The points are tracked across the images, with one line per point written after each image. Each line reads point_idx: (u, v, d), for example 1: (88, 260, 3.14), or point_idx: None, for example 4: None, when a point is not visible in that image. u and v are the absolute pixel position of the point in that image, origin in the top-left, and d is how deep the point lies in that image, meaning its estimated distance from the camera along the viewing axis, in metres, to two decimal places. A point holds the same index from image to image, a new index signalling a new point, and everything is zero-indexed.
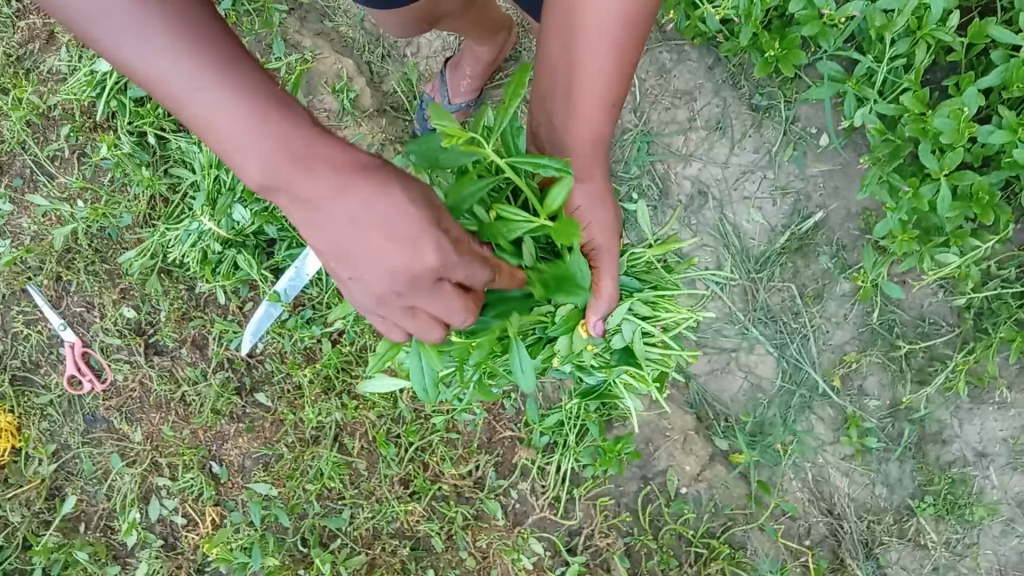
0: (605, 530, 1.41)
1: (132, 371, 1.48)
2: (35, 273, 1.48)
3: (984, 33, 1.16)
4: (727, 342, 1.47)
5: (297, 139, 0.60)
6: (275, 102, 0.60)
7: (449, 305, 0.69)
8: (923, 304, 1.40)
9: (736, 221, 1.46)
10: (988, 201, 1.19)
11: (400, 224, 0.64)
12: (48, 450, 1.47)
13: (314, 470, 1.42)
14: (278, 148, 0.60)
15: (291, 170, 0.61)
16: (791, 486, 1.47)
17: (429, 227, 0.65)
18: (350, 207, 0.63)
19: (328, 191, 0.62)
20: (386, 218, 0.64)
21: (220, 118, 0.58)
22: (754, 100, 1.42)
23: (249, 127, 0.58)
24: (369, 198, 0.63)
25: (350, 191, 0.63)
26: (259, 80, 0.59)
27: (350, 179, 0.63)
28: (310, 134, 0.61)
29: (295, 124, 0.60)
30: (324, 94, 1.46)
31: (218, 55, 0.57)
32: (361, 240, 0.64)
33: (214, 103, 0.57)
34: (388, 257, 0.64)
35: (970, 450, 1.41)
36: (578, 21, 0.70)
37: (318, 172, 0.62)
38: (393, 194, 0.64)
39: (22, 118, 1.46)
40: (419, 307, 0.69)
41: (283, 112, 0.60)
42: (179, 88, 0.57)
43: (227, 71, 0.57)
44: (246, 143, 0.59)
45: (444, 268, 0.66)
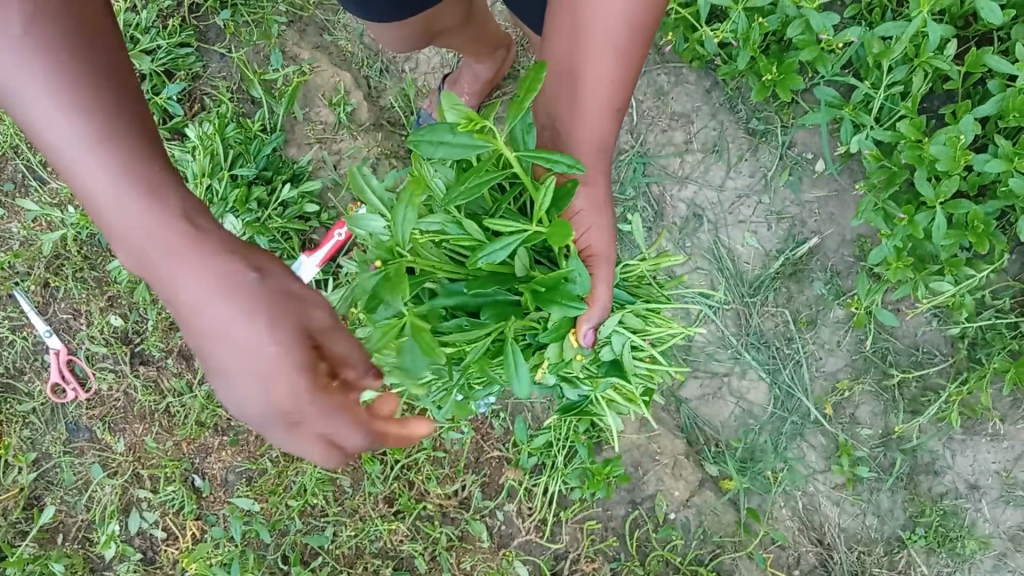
0: (591, 555, 1.39)
1: (117, 381, 1.46)
2: (23, 278, 1.47)
3: (980, 62, 1.17)
4: (719, 366, 1.45)
5: (163, 231, 0.50)
6: (155, 192, 0.50)
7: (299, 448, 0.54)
8: (917, 332, 1.39)
9: (730, 245, 1.45)
10: (984, 230, 1.18)
11: (247, 363, 0.51)
12: (28, 459, 1.44)
13: (297, 486, 1.40)
14: (142, 246, 0.50)
15: (147, 266, 0.51)
16: (781, 514, 1.44)
17: (296, 369, 0.51)
18: (205, 319, 0.51)
19: (187, 294, 0.51)
20: (226, 344, 0.51)
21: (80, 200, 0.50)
22: (751, 124, 1.42)
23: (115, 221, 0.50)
24: (229, 319, 0.51)
25: (201, 313, 0.51)
26: (141, 151, 0.50)
27: (211, 295, 0.50)
28: (186, 226, 0.51)
29: (164, 213, 0.50)
30: (321, 106, 1.48)
31: (91, 123, 0.48)
32: (206, 357, 0.52)
33: (76, 173, 0.49)
34: (238, 394, 0.52)
35: (962, 481, 1.39)
36: (586, 25, 0.69)
37: (181, 275, 0.50)
38: (252, 322, 0.51)
39: (16, 122, 1.45)
40: (283, 445, 0.56)
41: (163, 199, 0.50)
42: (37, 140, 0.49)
43: (100, 151, 0.49)
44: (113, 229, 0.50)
45: (298, 421, 0.53)
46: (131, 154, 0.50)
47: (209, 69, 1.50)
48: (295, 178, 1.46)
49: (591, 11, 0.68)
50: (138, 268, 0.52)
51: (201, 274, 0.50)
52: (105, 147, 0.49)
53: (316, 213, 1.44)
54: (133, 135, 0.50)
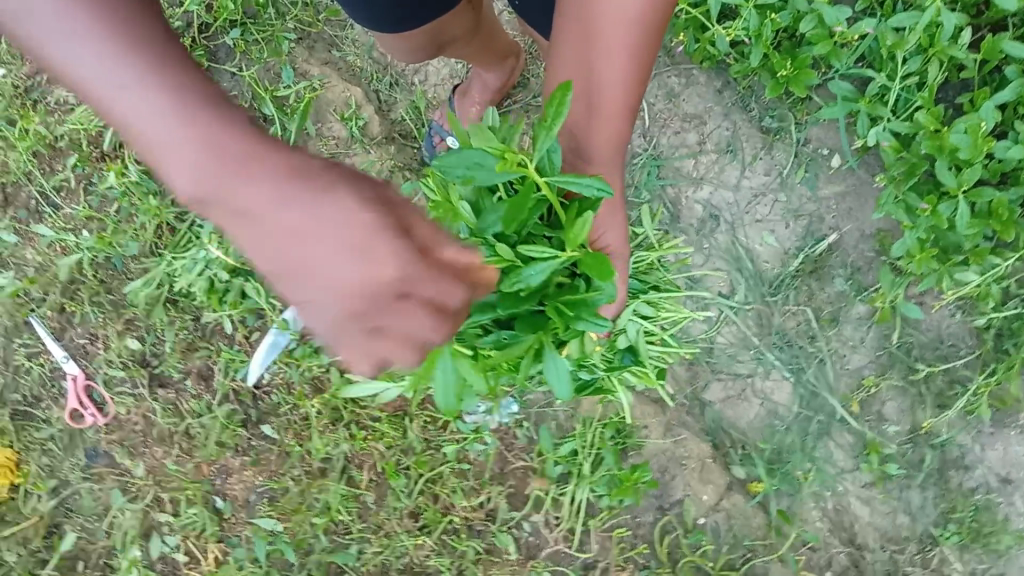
0: (621, 563, 1.36)
1: (135, 405, 1.45)
2: (38, 305, 1.46)
3: (997, 48, 1.16)
4: (742, 367, 1.43)
5: (216, 129, 0.49)
6: (203, 97, 0.50)
7: (412, 321, 0.52)
8: (941, 325, 1.37)
9: (749, 244, 1.43)
10: (1009, 217, 1.17)
11: (332, 233, 0.49)
12: (48, 486, 1.43)
13: (321, 503, 1.39)
14: (210, 142, 0.49)
15: (215, 182, 0.49)
16: (812, 515, 1.42)
17: (389, 232, 0.50)
18: (288, 218, 0.49)
19: (260, 197, 0.49)
20: (317, 224, 0.49)
21: (135, 126, 0.49)
22: (764, 123, 1.42)
23: (179, 119, 0.49)
24: (311, 205, 0.49)
25: (278, 208, 0.49)
26: (181, 66, 0.50)
27: (287, 182, 0.49)
28: (234, 125, 0.50)
29: (216, 112, 0.49)
30: (333, 121, 1.49)
31: (127, 40, 0.48)
32: (293, 253, 0.49)
33: (122, 96, 0.48)
34: (321, 283, 0.50)
35: (994, 475, 1.37)
36: (596, 27, 0.68)
37: (253, 170, 0.49)
38: (335, 198, 0.49)
39: (29, 147, 1.45)
40: (382, 333, 0.52)
41: (220, 103, 0.50)
42: (85, 75, 0.48)
43: (143, 65, 0.48)
44: (173, 137, 0.49)
45: (408, 282, 0.50)
46: (176, 67, 0.50)
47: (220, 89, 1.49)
48: None
49: (602, 19, 0.67)
50: (194, 188, 0.50)
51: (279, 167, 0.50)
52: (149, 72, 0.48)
53: None
54: (179, 58, 0.50)
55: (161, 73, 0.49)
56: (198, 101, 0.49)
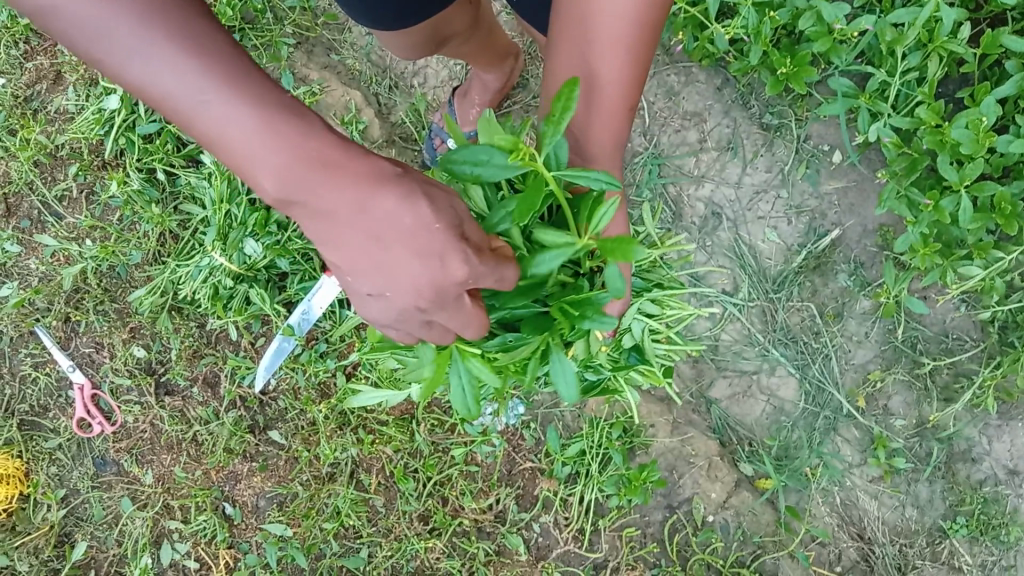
0: (632, 562, 1.36)
1: (142, 413, 1.45)
2: (43, 315, 1.46)
3: (997, 43, 1.17)
4: (747, 365, 1.44)
5: (307, 143, 0.58)
6: (290, 115, 0.58)
7: (466, 315, 0.65)
8: (945, 319, 1.38)
9: (752, 241, 1.44)
10: (1011, 211, 1.17)
11: (410, 241, 0.61)
12: (57, 496, 1.43)
13: (331, 508, 1.39)
14: (301, 164, 0.58)
15: (308, 185, 0.59)
16: (820, 511, 1.43)
17: (457, 239, 0.61)
18: (370, 219, 0.61)
19: (345, 201, 0.60)
20: (398, 230, 0.61)
21: (229, 137, 0.56)
22: (765, 120, 1.42)
23: (276, 142, 0.57)
24: (391, 210, 0.60)
25: (363, 206, 0.60)
26: (268, 87, 0.57)
27: (368, 194, 0.60)
28: (320, 141, 0.59)
29: (306, 130, 0.58)
30: (333, 125, 1.48)
31: (223, 67, 0.54)
32: (379, 251, 0.62)
33: (213, 111, 0.55)
34: (392, 270, 0.62)
35: (1001, 468, 1.38)
36: (596, 19, 0.69)
37: (338, 187, 0.59)
38: (413, 207, 0.61)
39: (30, 157, 1.45)
40: (438, 322, 0.66)
41: (308, 125, 0.59)
42: (184, 103, 0.54)
43: (235, 86, 0.55)
44: (272, 157, 0.57)
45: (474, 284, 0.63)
46: (263, 92, 0.57)
47: None
48: None
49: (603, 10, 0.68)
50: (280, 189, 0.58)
51: (361, 179, 0.60)
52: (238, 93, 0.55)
53: None
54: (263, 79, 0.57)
55: (254, 100, 0.56)
56: (291, 127, 0.57)
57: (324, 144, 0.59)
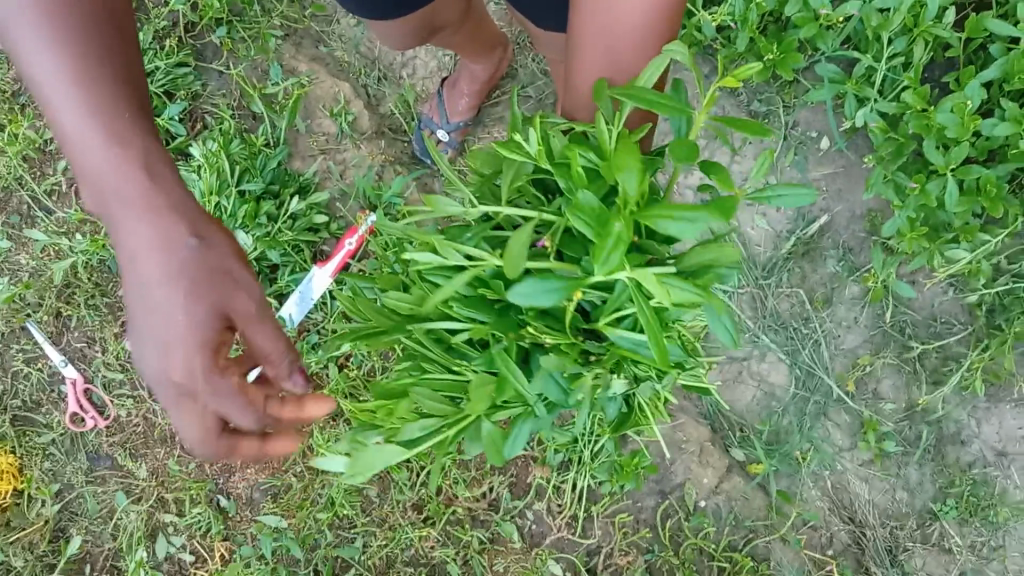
0: (625, 548, 1.38)
1: (136, 406, 1.45)
2: (34, 310, 1.46)
3: (981, 27, 1.17)
4: (738, 351, 1.45)
5: (158, 199, 0.60)
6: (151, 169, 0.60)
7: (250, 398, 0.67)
8: (934, 303, 1.39)
9: (741, 229, 1.45)
10: (997, 194, 1.18)
11: (185, 303, 0.61)
12: (51, 491, 1.44)
13: (325, 498, 1.39)
14: (117, 205, 0.60)
15: (135, 222, 0.60)
16: (811, 495, 1.44)
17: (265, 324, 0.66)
18: (169, 270, 0.61)
19: (156, 246, 0.60)
20: (164, 316, 0.61)
21: (88, 166, 0.59)
22: (753, 107, 1.42)
23: (134, 189, 0.60)
24: (201, 273, 0.62)
25: (170, 256, 0.60)
26: (141, 133, 0.60)
27: (179, 249, 0.61)
28: (171, 200, 0.61)
29: (164, 188, 0.61)
30: (322, 117, 1.48)
31: (114, 108, 0.58)
32: (145, 315, 0.62)
33: (90, 140, 0.58)
34: (168, 326, 0.61)
35: (989, 449, 1.39)
36: (619, 18, 0.70)
37: (137, 232, 0.60)
38: (231, 287, 0.64)
39: (18, 152, 1.45)
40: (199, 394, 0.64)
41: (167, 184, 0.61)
42: (65, 118, 0.57)
43: (115, 132, 0.58)
44: (119, 191, 0.59)
45: (184, 385, 0.63)
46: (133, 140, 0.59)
47: (208, 88, 1.49)
48: (302, 190, 1.44)
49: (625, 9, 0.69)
50: (102, 215, 0.61)
51: (163, 242, 0.60)
52: (115, 139, 0.58)
53: (326, 223, 1.43)
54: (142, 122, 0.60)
55: (128, 145, 0.59)
56: (161, 177, 0.61)
57: (152, 204, 0.60)
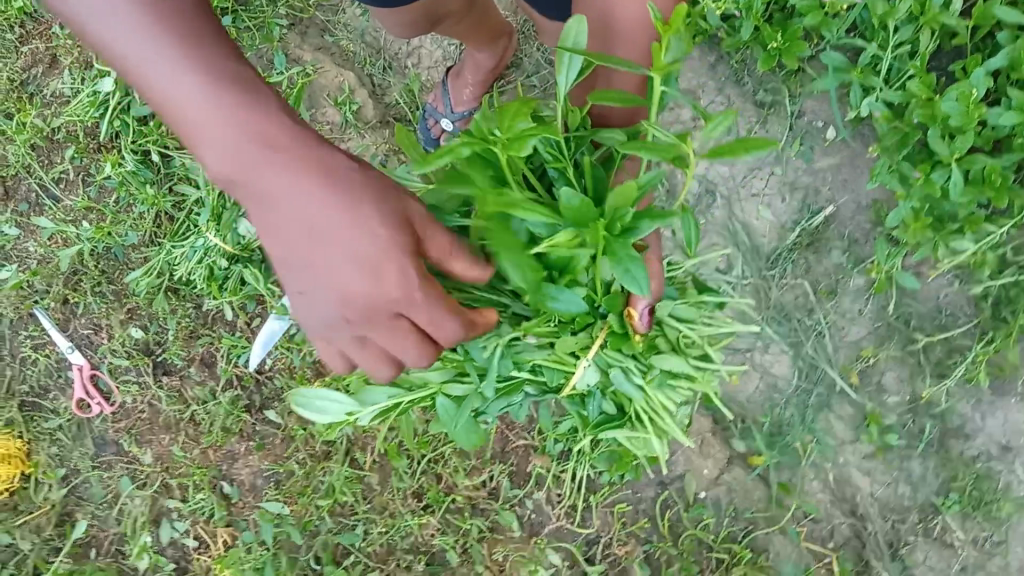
0: (624, 538, 1.39)
1: (141, 392, 1.47)
2: (42, 297, 1.47)
3: (988, 14, 1.16)
4: (742, 342, 1.44)
5: (263, 127, 0.63)
6: (251, 102, 0.62)
7: (397, 334, 0.69)
8: (939, 295, 1.37)
9: (745, 219, 1.44)
10: (1002, 183, 1.17)
11: (337, 242, 0.64)
12: (58, 475, 1.45)
13: (326, 485, 1.40)
14: (256, 149, 0.63)
15: (262, 165, 0.63)
16: (813, 487, 1.43)
17: (407, 252, 0.66)
18: (308, 208, 0.64)
19: (291, 187, 0.64)
20: (354, 237, 0.64)
21: (185, 109, 0.61)
22: (758, 97, 1.41)
23: (235, 123, 0.62)
24: (334, 209, 0.64)
25: (307, 194, 0.64)
26: (227, 65, 0.62)
27: (318, 186, 0.64)
28: (284, 133, 0.64)
29: (272, 118, 0.63)
30: (327, 106, 1.49)
31: (192, 42, 0.60)
32: (334, 249, 0.65)
33: (181, 84, 0.60)
34: (317, 285, 0.66)
35: (994, 444, 1.36)
36: None
37: (285, 171, 0.63)
38: (366, 216, 0.65)
39: (26, 141, 1.46)
40: (373, 339, 0.70)
41: (274, 119, 0.63)
42: (139, 65, 0.60)
43: (197, 62, 0.60)
44: (222, 139, 0.62)
45: (402, 301, 0.66)
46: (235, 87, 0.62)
47: None
48: None
49: None
50: (230, 172, 0.63)
51: (313, 174, 0.64)
52: (199, 75, 0.60)
53: None
54: (227, 60, 0.62)
55: (223, 81, 0.61)
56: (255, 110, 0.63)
57: (292, 135, 0.64)
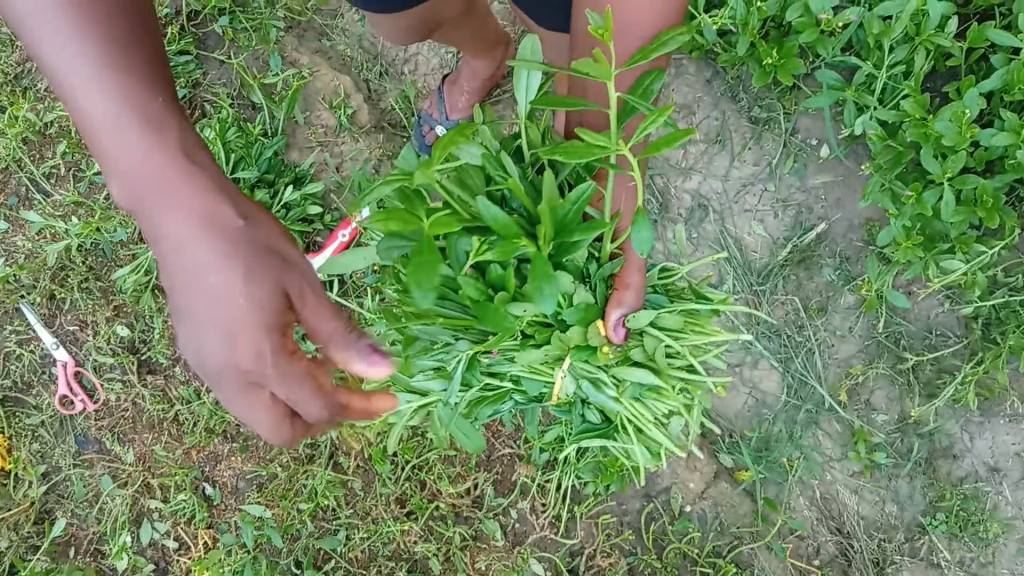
0: (608, 549, 1.38)
1: (124, 390, 1.45)
2: (28, 291, 1.46)
3: (983, 37, 1.16)
4: (731, 357, 1.44)
5: (161, 173, 0.60)
6: (158, 142, 0.59)
7: (249, 396, 0.66)
8: (929, 315, 1.37)
9: (738, 234, 1.44)
10: (994, 204, 1.17)
11: (203, 301, 0.61)
12: (38, 472, 1.44)
13: (309, 489, 1.39)
14: (150, 192, 0.60)
15: (147, 206, 0.60)
16: (799, 504, 1.42)
17: (266, 329, 0.62)
18: (184, 265, 0.61)
19: (175, 237, 0.60)
20: (219, 303, 0.61)
21: (89, 130, 0.59)
22: (753, 113, 1.41)
23: (129, 157, 0.59)
24: (206, 271, 0.60)
25: (186, 249, 0.60)
26: (152, 101, 0.59)
27: (195, 245, 0.60)
28: (181, 182, 0.60)
29: (170, 162, 0.60)
30: (322, 109, 1.49)
31: (118, 63, 0.57)
32: (200, 303, 0.61)
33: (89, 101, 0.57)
34: (179, 328, 0.63)
35: (982, 465, 1.37)
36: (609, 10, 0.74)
37: (169, 225, 0.60)
38: (234, 287, 0.61)
39: (18, 134, 1.45)
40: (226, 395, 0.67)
41: (171, 161, 0.60)
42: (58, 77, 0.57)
43: (117, 89, 0.58)
44: (116, 168, 0.59)
45: (253, 372, 0.63)
46: (145, 130, 0.59)
47: (209, 76, 1.50)
48: (298, 181, 1.46)
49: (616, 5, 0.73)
50: (123, 199, 0.61)
51: (194, 229, 0.60)
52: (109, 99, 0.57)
53: (320, 214, 1.45)
54: (154, 93, 0.59)
55: (131, 112, 0.58)
56: (160, 150, 0.60)
57: (189, 184, 0.60)
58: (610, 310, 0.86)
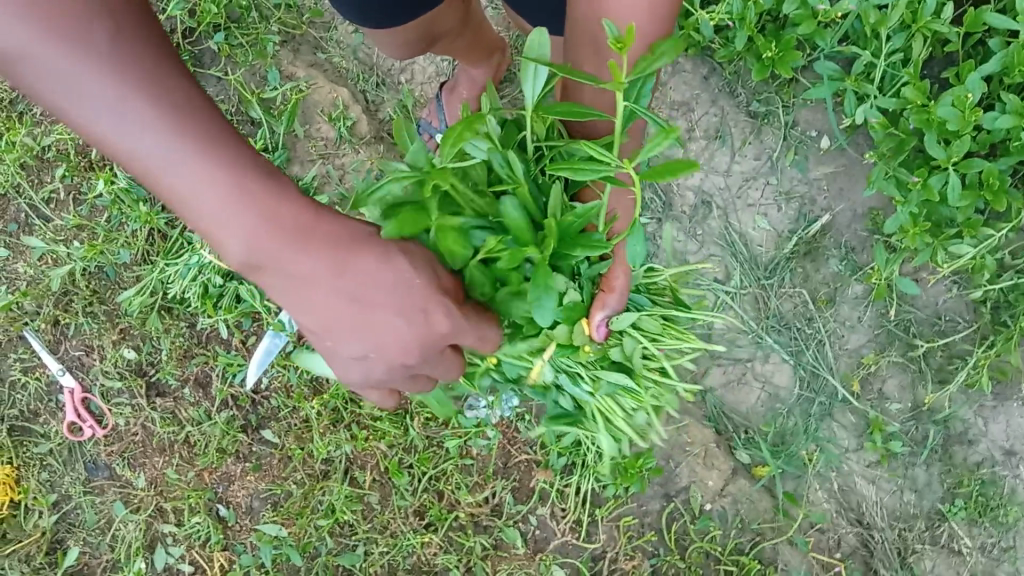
0: (630, 552, 1.37)
1: (133, 414, 1.43)
2: (31, 318, 1.44)
3: (979, 21, 1.17)
4: (742, 352, 1.44)
5: (283, 208, 0.61)
6: (269, 180, 0.60)
7: (445, 362, 0.70)
8: (938, 300, 1.37)
9: (742, 230, 1.44)
10: (1000, 186, 1.17)
11: (380, 303, 0.64)
12: (49, 501, 1.42)
13: (325, 505, 1.38)
14: (286, 231, 0.61)
15: (284, 246, 0.61)
16: (818, 497, 1.42)
17: (439, 293, 0.66)
18: (349, 282, 0.63)
19: (325, 263, 0.62)
20: (400, 293, 0.64)
21: (203, 203, 0.58)
22: (752, 107, 1.42)
23: (250, 206, 0.59)
24: (372, 272, 0.63)
25: (345, 261, 0.63)
26: (234, 144, 0.59)
27: (350, 254, 0.63)
28: (302, 210, 0.62)
29: (281, 195, 0.61)
30: (321, 122, 1.48)
31: (200, 127, 0.57)
32: (380, 304, 0.64)
33: (189, 174, 0.57)
34: (365, 340, 0.65)
35: (998, 449, 1.37)
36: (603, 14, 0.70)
37: (315, 248, 0.62)
38: (402, 268, 0.64)
39: (16, 160, 1.45)
40: (419, 372, 0.70)
41: (283, 188, 0.61)
42: (152, 164, 0.56)
43: (212, 150, 0.57)
44: (242, 225, 0.59)
45: (447, 338, 0.67)
46: (244, 160, 0.59)
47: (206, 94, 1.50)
48: None
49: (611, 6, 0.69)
50: (254, 256, 0.61)
51: (336, 242, 0.62)
52: (210, 158, 0.57)
53: None
54: (234, 138, 0.59)
55: (225, 160, 0.58)
56: (265, 188, 0.60)
57: (306, 203, 0.62)
58: (595, 309, 0.83)
